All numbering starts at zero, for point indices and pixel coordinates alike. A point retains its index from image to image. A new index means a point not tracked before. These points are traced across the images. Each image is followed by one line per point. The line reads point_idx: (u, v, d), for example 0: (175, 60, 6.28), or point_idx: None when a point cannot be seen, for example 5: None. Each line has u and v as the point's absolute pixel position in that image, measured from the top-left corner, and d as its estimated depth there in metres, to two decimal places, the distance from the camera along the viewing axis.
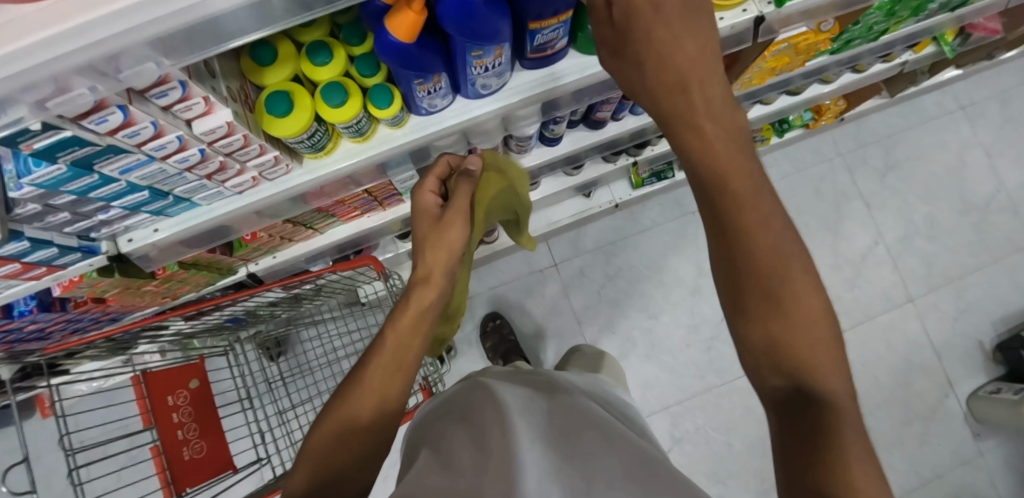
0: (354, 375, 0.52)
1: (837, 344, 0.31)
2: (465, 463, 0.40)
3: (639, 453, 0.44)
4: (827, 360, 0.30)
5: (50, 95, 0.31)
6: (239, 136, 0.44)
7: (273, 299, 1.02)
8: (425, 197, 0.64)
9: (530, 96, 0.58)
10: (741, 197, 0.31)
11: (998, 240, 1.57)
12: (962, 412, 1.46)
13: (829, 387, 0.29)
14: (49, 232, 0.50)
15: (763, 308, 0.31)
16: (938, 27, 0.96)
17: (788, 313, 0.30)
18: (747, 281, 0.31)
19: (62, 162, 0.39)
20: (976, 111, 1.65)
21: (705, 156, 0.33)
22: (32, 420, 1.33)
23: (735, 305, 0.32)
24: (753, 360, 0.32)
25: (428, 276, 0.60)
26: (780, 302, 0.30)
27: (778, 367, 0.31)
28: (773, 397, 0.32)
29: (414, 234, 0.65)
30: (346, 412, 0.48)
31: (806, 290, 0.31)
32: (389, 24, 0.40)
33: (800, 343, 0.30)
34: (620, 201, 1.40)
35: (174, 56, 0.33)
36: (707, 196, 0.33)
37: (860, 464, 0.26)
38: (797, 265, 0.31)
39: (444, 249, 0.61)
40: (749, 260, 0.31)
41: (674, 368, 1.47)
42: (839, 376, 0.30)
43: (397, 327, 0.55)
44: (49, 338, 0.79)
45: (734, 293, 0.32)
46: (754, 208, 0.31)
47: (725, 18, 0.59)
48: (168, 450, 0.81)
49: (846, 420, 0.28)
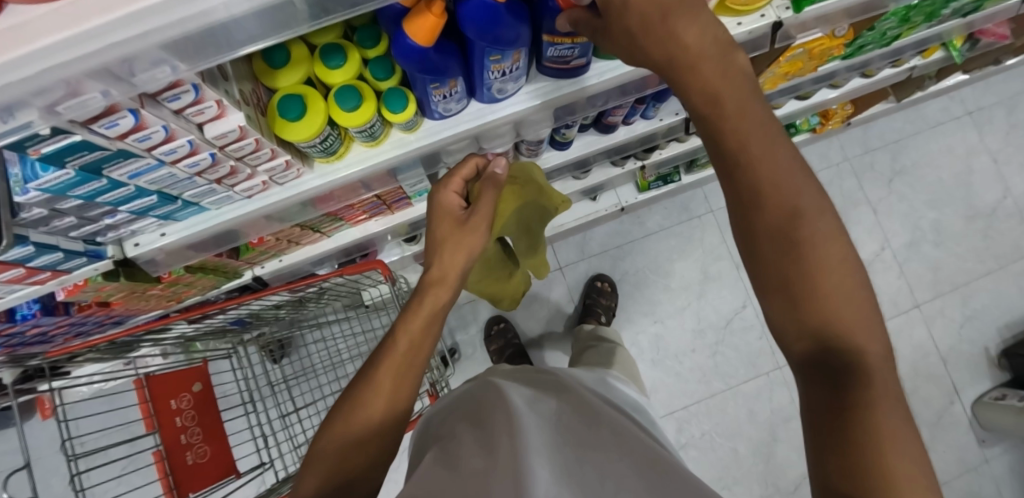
0: (365, 378, 0.50)
1: (870, 305, 0.31)
2: (472, 464, 0.39)
3: (655, 461, 0.43)
4: (863, 328, 0.30)
5: (62, 98, 0.30)
6: (251, 141, 0.44)
7: (277, 302, 1.01)
8: (449, 199, 0.62)
9: (546, 102, 0.57)
10: (775, 185, 0.31)
11: (1005, 246, 1.57)
12: (968, 419, 1.45)
13: (862, 350, 0.29)
14: (55, 236, 0.49)
15: (791, 273, 0.31)
16: (948, 33, 0.95)
17: (814, 276, 0.30)
18: (772, 248, 0.31)
19: (70, 167, 0.38)
20: (983, 117, 1.65)
21: (716, 125, 0.33)
22: (33, 422, 1.32)
23: (762, 276, 0.32)
24: (781, 327, 0.32)
25: (443, 278, 0.59)
26: (808, 263, 0.30)
27: (816, 336, 0.30)
28: (802, 366, 0.32)
29: (434, 233, 0.63)
30: (357, 418, 0.47)
31: (828, 244, 0.31)
32: (409, 29, 0.40)
33: (832, 308, 0.30)
34: (627, 205, 1.39)
35: (190, 60, 0.32)
36: (738, 180, 0.32)
37: (904, 464, 0.26)
38: (820, 225, 0.31)
39: (463, 253, 0.60)
40: (768, 222, 0.31)
41: (679, 373, 1.46)
42: (873, 337, 0.30)
43: (408, 334, 0.54)
44: (52, 342, 0.78)
45: (758, 260, 0.32)
46: (785, 193, 0.31)
47: (744, 24, 0.58)
48: (171, 455, 0.79)
49: (889, 408, 0.28)
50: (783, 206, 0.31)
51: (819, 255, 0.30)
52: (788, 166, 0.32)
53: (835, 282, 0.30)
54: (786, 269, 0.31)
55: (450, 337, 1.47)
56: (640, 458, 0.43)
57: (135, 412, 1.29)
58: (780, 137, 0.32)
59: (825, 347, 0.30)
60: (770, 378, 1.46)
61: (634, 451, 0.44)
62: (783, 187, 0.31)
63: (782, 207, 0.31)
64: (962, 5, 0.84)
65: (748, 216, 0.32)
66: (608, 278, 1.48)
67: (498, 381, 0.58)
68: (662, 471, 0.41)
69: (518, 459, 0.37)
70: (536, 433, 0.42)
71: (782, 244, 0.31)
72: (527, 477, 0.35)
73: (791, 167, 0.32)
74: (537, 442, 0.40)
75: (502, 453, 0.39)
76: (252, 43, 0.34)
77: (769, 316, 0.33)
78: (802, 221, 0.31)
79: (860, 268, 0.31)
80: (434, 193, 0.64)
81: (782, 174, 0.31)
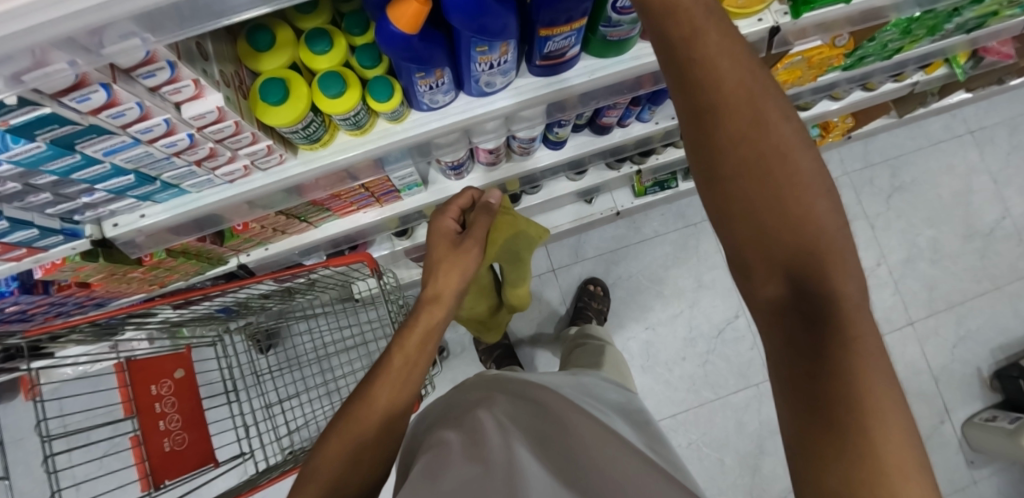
0: (359, 391, 0.49)
1: (845, 240, 0.30)
2: (463, 475, 0.38)
3: (656, 471, 0.41)
4: (841, 263, 0.29)
5: (27, 68, 0.29)
6: (230, 123, 0.43)
7: (264, 291, 1.00)
8: (445, 221, 0.67)
9: (534, 98, 0.57)
10: (734, 90, 0.30)
11: (1001, 267, 1.56)
12: (957, 439, 1.44)
13: (835, 284, 0.29)
14: (29, 212, 0.49)
15: (761, 199, 0.30)
16: (951, 49, 0.94)
17: (787, 199, 0.30)
18: (736, 169, 0.31)
19: (41, 139, 0.37)
20: (985, 136, 1.64)
21: (672, 15, 0.29)
22: (14, 402, 1.31)
23: (725, 206, 0.32)
24: (753, 267, 0.31)
25: (438, 297, 0.60)
26: (772, 186, 0.30)
27: (787, 266, 0.30)
28: (772, 315, 0.31)
29: (426, 255, 0.65)
30: (352, 434, 0.45)
31: (797, 165, 0.30)
32: (392, 15, 0.39)
33: (807, 230, 0.30)
34: (622, 209, 1.38)
35: (160, 32, 0.31)
36: (690, 90, 0.30)
37: (898, 453, 0.24)
38: (778, 133, 0.31)
39: (457, 272, 0.63)
40: (730, 139, 0.30)
41: (669, 382, 1.45)
42: (847, 277, 0.29)
43: (405, 346, 0.54)
44: (32, 319, 0.77)
45: (721, 188, 0.31)
46: (744, 101, 0.30)
47: (739, 26, 0.58)
48: (149, 441, 0.78)
49: (881, 392, 0.26)
50: (745, 112, 0.30)
51: (790, 174, 0.30)
52: (749, 65, 0.31)
53: (809, 207, 0.30)
54: (750, 200, 0.30)
55: None
56: (619, 462, 0.42)
57: (120, 395, 1.29)
58: (739, 38, 0.31)
59: (793, 277, 0.30)
60: (760, 390, 1.45)
61: (618, 454, 0.43)
62: (751, 94, 0.30)
63: (745, 123, 0.30)
64: (966, 20, 0.84)
65: (710, 136, 0.31)
66: (600, 282, 1.48)
67: (484, 391, 0.56)
68: (633, 475, 0.40)
69: (513, 481, 0.38)
70: (524, 446, 0.42)
71: (754, 162, 0.30)
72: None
73: (751, 67, 0.30)
74: (525, 456, 0.41)
75: (495, 466, 0.39)
76: (248, 10, 0.33)
77: (735, 261, 0.33)
78: (765, 129, 0.30)
79: (836, 199, 0.31)
80: (432, 218, 0.69)
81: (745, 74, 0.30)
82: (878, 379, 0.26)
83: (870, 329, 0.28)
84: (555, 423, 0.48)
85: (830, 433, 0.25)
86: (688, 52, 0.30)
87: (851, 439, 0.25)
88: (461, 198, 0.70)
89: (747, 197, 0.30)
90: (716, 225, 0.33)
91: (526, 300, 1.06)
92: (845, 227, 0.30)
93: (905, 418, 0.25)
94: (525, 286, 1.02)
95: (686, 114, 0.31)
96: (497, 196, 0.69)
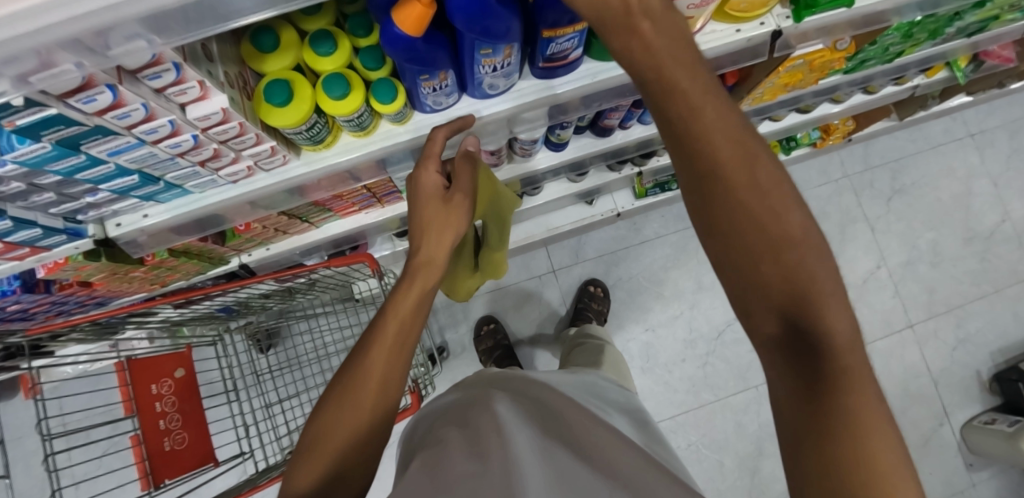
0: (355, 359, 0.48)
1: (832, 275, 0.31)
2: (462, 469, 0.39)
3: (649, 467, 0.42)
4: (832, 301, 0.30)
5: (33, 69, 0.29)
6: (235, 124, 0.43)
7: (265, 291, 1.00)
8: (429, 178, 0.55)
9: (535, 101, 0.57)
10: (728, 161, 0.30)
11: (1001, 270, 1.56)
12: (955, 442, 1.44)
13: (827, 320, 0.30)
14: (33, 212, 0.49)
15: (756, 246, 0.30)
16: (952, 53, 0.94)
17: (782, 250, 0.30)
18: (734, 226, 0.31)
19: (47, 140, 0.37)
20: (985, 140, 1.64)
21: (669, 91, 0.29)
22: (15, 401, 1.31)
23: (725, 256, 0.31)
24: (749, 308, 0.32)
25: (430, 261, 0.55)
26: (765, 235, 0.30)
27: (781, 309, 0.30)
28: (769, 348, 0.32)
29: (412, 215, 0.57)
30: (348, 405, 0.44)
31: (788, 212, 0.31)
32: (397, 17, 0.39)
33: (798, 275, 0.30)
34: (622, 210, 1.38)
35: (167, 34, 0.31)
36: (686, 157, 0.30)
37: (886, 455, 0.26)
38: (773, 190, 0.31)
39: (450, 233, 0.57)
40: (727, 196, 0.30)
41: (669, 383, 1.45)
42: (840, 314, 0.30)
43: (400, 309, 0.51)
44: (33, 319, 0.77)
45: (718, 241, 0.31)
46: (739, 169, 0.30)
47: (741, 30, 0.58)
48: (149, 441, 0.78)
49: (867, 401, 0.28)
50: (742, 179, 0.30)
51: (785, 230, 0.30)
52: (741, 130, 0.30)
53: (802, 256, 0.30)
54: (746, 249, 0.30)
55: (440, 334, 1.47)
56: (621, 461, 0.42)
57: (119, 394, 1.29)
58: (731, 105, 0.31)
59: (788, 317, 0.30)
60: (759, 392, 1.45)
61: (616, 450, 0.44)
62: (746, 156, 0.30)
63: (739, 181, 0.30)
64: (967, 24, 0.84)
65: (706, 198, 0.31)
66: (600, 283, 1.48)
67: (486, 388, 0.57)
68: (628, 468, 0.40)
69: (510, 470, 0.38)
70: (522, 438, 0.43)
71: (751, 220, 0.30)
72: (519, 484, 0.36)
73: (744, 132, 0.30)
74: (523, 445, 0.42)
75: (494, 458, 0.40)
76: (254, 14, 0.34)
77: (733, 303, 0.33)
78: (761, 189, 0.30)
79: (822, 238, 0.31)
80: (412, 173, 0.56)
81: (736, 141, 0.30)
82: (870, 403, 0.28)
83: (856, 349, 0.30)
84: (558, 422, 0.48)
85: (825, 438, 0.27)
86: (685, 127, 0.29)
87: (843, 439, 0.26)
88: (437, 146, 0.54)
89: (744, 250, 0.31)
90: (713, 267, 0.33)
91: (504, 264, 1.05)
92: (831, 265, 0.31)
93: (892, 432, 0.27)
94: (504, 250, 1.00)
95: (685, 178, 0.31)
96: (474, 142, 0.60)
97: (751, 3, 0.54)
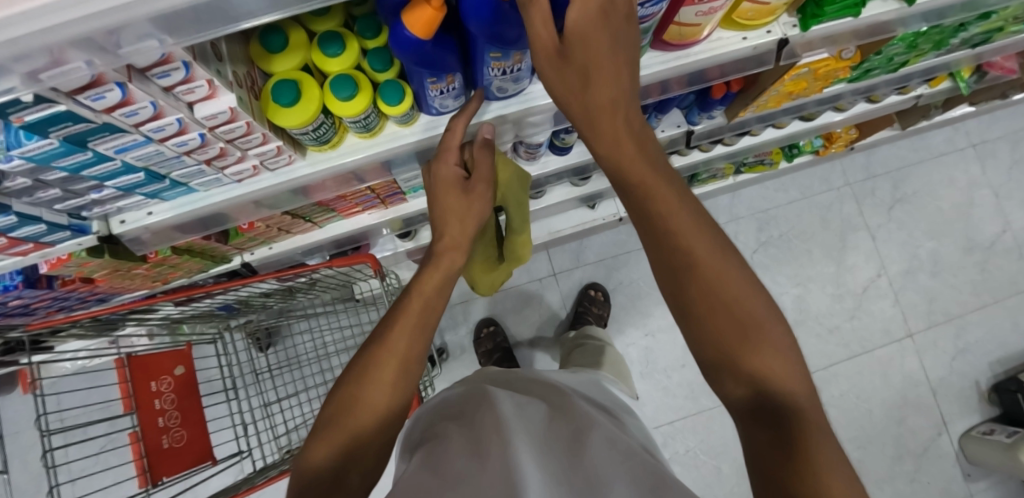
0: (377, 335, 0.48)
1: (793, 354, 0.36)
2: (459, 467, 0.39)
3: (649, 464, 0.41)
4: (788, 371, 0.35)
5: (45, 67, 0.29)
6: (242, 124, 0.43)
7: (267, 290, 1.00)
8: (447, 169, 0.56)
9: (546, 103, 0.57)
10: (691, 250, 0.38)
11: (1001, 280, 1.56)
12: (953, 452, 1.44)
13: (786, 389, 0.35)
14: (38, 208, 0.48)
15: (719, 323, 0.37)
16: (955, 63, 0.94)
17: (746, 328, 0.36)
18: (705, 305, 0.37)
19: (54, 136, 0.37)
20: (986, 150, 1.65)
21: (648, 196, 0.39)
22: (12, 396, 1.30)
23: (695, 332, 0.38)
24: (714, 373, 0.38)
25: (452, 243, 0.57)
26: (725, 314, 0.36)
27: (738, 372, 0.36)
28: (743, 415, 0.36)
29: (436, 202, 0.59)
30: (369, 378, 0.44)
31: (748, 296, 0.37)
32: (406, 20, 0.39)
33: (757, 349, 0.36)
34: (624, 215, 1.39)
35: (178, 34, 0.31)
36: (663, 246, 0.39)
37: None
38: (736, 277, 0.37)
39: (468, 218, 0.59)
40: (698, 282, 0.37)
41: (668, 389, 1.45)
42: (797, 382, 0.35)
43: (423, 287, 0.51)
44: (34, 314, 0.77)
45: (691, 317, 0.38)
46: (700, 260, 0.37)
47: (746, 38, 0.58)
48: (146, 437, 0.77)
49: (819, 450, 0.31)
50: (709, 270, 0.37)
51: (748, 311, 0.36)
52: (703, 229, 0.38)
53: (766, 332, 0.36)
54: (708, 323, 0.37)
55: (440, 336, 1.47)
56: (626, 463, 0.41)
57: (118, 391, 1.29)
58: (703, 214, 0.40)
59: (755, 386, 0.35)
60: None
61: (620, 445, 0.44)
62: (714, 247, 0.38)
63: (705, 267, 0.37)
64: (971, 36, 0.84)
65: (679, 279, 0.38)
66: (601, 287, 1.48)
67: (485, 383, 0.58)
68: (629, 471, 0.39)
69: (509, 470, 0.38)
70: (522, 437, 0.43)
71: (716, 300, 0.37)
72: (519, 482, 0.36)
73: (710, 233, 0.39)
74: (522, 442, 0.42)
75: (492, 458, 0.40)
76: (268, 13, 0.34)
77: (707, 372, 0.38)
78: (726, 276, 0.37)
79: (780, 316, 0.38)
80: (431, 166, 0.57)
81: (700, 235, 0.38)
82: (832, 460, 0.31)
83: (815, 411, 0.34)
84: (559, 422, 0.48)
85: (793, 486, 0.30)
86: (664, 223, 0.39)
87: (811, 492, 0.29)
88: (456, 138, 0.53)
89: (710, 328, 0.37)
90: (684, 335, 0.39)
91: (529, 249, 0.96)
92: (788, 341, 0.37)
93: (850, 482, 0.30)
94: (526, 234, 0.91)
95: (665, 265, 0.39)
96: (491, 130, 0.57)
97: (757, 12, 0.54)
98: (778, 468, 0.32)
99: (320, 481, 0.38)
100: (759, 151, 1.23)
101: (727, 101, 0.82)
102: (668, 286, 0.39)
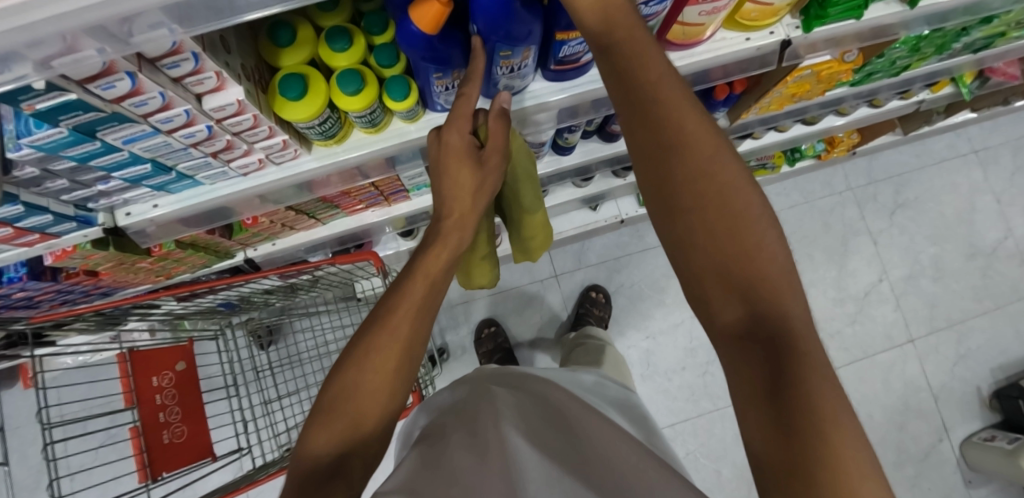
0: (377, 317, 0.47)
1: (788, 264, 0.32)
2: (461, 466, 0.39)
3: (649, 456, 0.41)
4: (782, 288, 0.31)
5: (58, 53, 0.29)
6: (249, 116, 0.43)
7: (269, 286, 1.00)
8: (456, 137, 0.51)
9: (551, 101, 0.58)
10: (679, 133, 0.33)
11: (1003, 287, 1.56)
12: (954, 458, 1.43)
13: (781, 305, 0.31)
14: (45, 198, 0.49)
15: (708, 221, 0.32)
16: (958, 68, 0.94)
17: (739, 233, 0.32)
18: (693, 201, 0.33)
19: (64, 125, 0.37)
20: (988, 156, 1.65)
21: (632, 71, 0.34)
22: (14, 391, 1.31)
23: (680, 235, 0.33)
24: (701, 287, 0.33)
25: (461, 217, 0.54)
26: (719, 213, 0.32)
27: (729, 284, 0.32)
28: (729, 338, 0.31)
29: (435, 175, 0.53)
30: (371, 367, 0.44)
31: (744, 197, 0.33)
32: (414, 15, 0.39)
33: (751, 255, 0.32)
34: (627, 217, 1.39)
35: (189, 23, 0.31)
36: (647, 125, 0.34)
37: (850, 448, 0.25)
38: (729, 174, 0.33)
39: (474, 193, 0.54)
40: (686, 171, 0.33)
41: (668, 391, 1.44)
42: (793, 301, 0.31)
43: (427, 266, 0.50)
44: (37, 307, 0.78)
45: (677, 216, 0.33)
46: (689, 145, 0.33)
47: (750, 38, 0.59)
48: (148, 432, 0.77)
49: (818, 382, 0.27)
50: (700, 161, 0.33)
51: (740, 214, 0.32)
52: (695, 115, 0.34)
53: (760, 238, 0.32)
54: (696, 221, 0.33)
55: (440, 336, 1.47)
56: (624, 454, 0.41)
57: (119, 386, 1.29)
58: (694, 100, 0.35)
59: (749, 303, 0.31)
60: None
61: (619, 439, 0.44)
62: (705, 135, 0.34)
63: (694, 150, 0.33)
64: (973, 40, 0.85)
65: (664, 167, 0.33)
66: (602, 289, 1.48)
67: (488, 382, 0.57)
68: (633, 464, 0.39)
69: (510, 468, 0.38)
70: (523, 436, 0.43)
71: (705, 196, 0.32)
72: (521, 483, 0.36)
73: (702, 122, 0.34)
74: (524, 441, 0.42)
75: (494, 459, 0.40)
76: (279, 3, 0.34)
77: (695, 289, 0.34)
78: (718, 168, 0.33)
79: (779, 229, 0.33)
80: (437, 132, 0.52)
81: (690, 118, 0.33)
82: (836, 403, 0.27)
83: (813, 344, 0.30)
84: (560, 425, 0.47)
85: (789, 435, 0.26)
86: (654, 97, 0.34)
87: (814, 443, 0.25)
88: (470, 104, 0.49)
89: (699, 229, 0.32)
90: (667, 246, 0.35)
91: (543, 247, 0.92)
92: (787, 260, 0.32)
93: (852, 421, 0.26)
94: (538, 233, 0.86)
95: (649, 151, 0.34)
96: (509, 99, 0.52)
97: (761, 13, 0.55)
98: (772, 403, 0.28)
99: (322, 469, 0.38)
100: (761, 154, 1.23)
101: (730, 102, 0.81)
102: (649, 178, 0.34)
